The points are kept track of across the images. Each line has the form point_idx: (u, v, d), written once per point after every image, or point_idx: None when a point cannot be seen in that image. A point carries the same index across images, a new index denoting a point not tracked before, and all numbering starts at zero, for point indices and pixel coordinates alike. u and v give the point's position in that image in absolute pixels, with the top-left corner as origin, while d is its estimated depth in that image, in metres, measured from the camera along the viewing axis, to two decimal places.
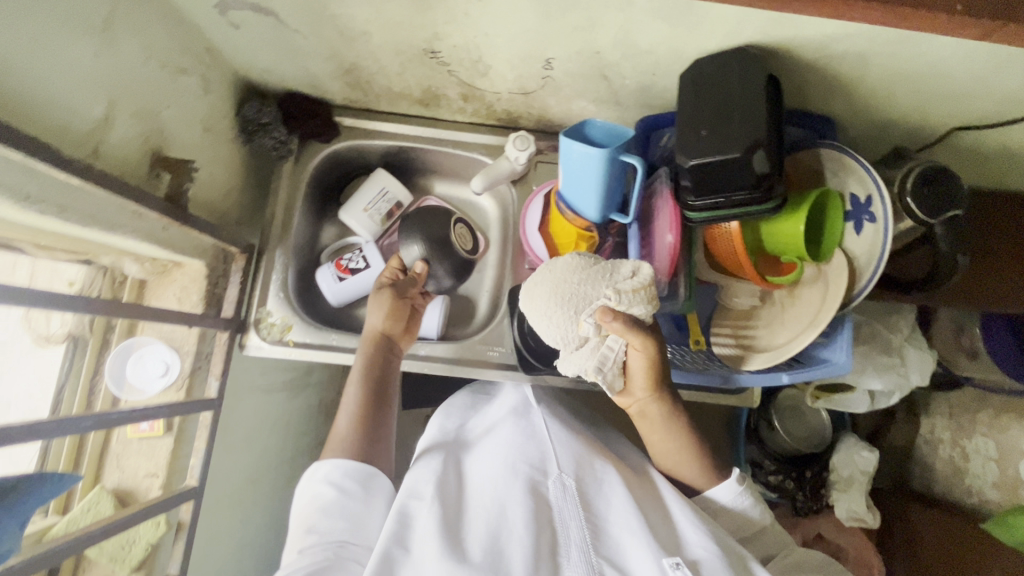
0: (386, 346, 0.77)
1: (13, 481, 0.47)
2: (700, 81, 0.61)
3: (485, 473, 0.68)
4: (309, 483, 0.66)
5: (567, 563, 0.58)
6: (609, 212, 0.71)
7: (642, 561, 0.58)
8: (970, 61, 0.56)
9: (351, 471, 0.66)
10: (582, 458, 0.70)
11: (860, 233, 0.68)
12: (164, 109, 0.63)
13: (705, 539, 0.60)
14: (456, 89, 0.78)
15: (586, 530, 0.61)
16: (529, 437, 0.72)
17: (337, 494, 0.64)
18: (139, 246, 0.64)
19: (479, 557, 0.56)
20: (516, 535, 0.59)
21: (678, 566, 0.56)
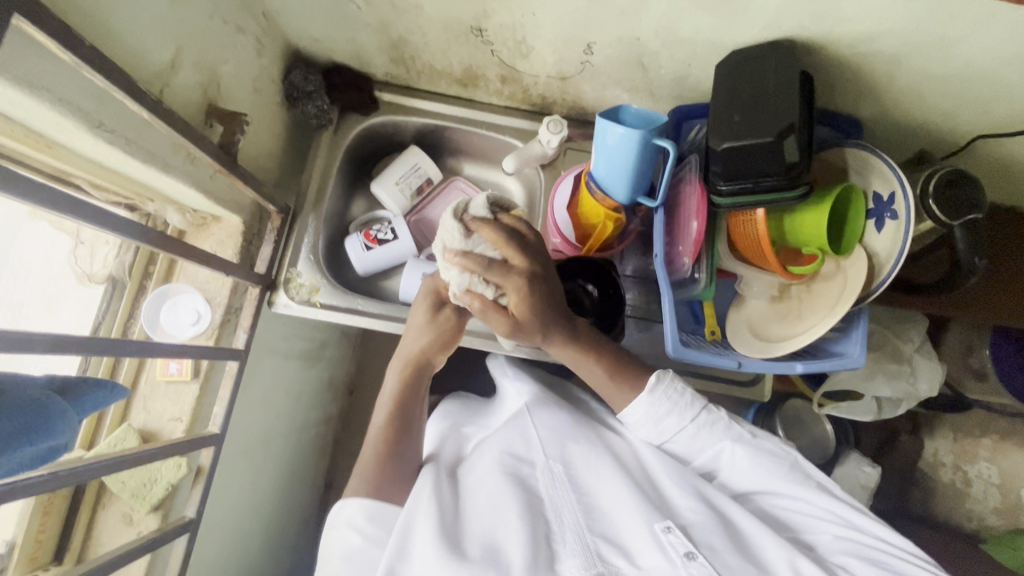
0: (423, 371, 0.77)
1: (74, 379, 0.49)
2: (737, 70, 0.64)
3: (476, 467, 0.71)
4: (334, 529, 0.65)
5: (564, 547, 0.61)
6: (637, 195, 0.73)
7: (634, 530, 0.62)
8: (997, 62, 0.59)
9: (370, 510, 0.64)
10: (569, 437, 0.73)
11: (882, 230, 0.69)
12: (222, 64, 0.66)
13: (693, 502, 0.65)
14: (496, 71, 0.81)
15: (579, 512, 0.64)
16: (513, 429, 0.75)
17: (362, 540, 0.62)
18: (187, 194, 0.67)
19: (477, 555, 0.58)
20: (511, 529, 0.61)
21: (669, 530, 0.60)
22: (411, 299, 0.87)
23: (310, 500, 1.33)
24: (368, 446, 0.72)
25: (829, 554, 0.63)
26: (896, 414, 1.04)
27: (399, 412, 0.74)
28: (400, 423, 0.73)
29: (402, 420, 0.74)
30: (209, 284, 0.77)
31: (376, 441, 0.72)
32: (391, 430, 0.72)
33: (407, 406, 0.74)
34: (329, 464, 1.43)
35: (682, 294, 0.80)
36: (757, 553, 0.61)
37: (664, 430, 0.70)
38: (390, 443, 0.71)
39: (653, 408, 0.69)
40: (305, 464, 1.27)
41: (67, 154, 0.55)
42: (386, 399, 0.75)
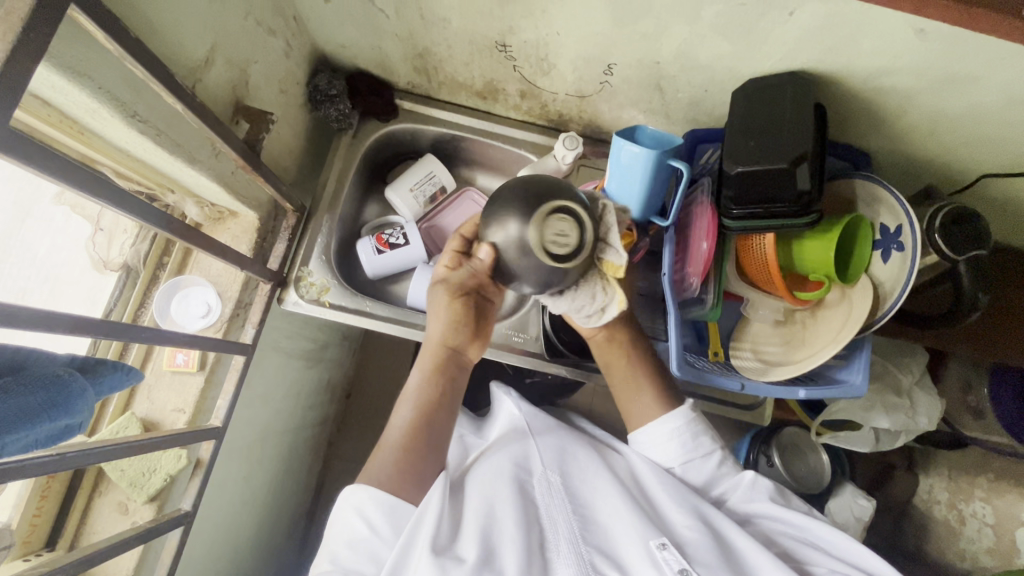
0: (450, 358, 0.74)
1: (96, 360, 0.50)
2: (753, 97, 0.66)
3: (477, 475, 0.71)
4: (341, 512, 0.64)
5: (558, 556, 0.62)
6: (649, 213, 0.74)
7: (632, 544, 0.62)
8: (1007, 102, 0.61)
9: (380, 500, 0.63)
10: (569, 448, 0.74)
11: (888, 261, 0.71)
12: (253, 63, 0.68)
13: (690, 520, 0.65)
14: (516, 85, 0.82)
15: (575, 522, 0.65)
16: (515, 443, 0.76)
17: (368, 531, 0.62)
18: (208, 187, 0.68)
19: (472, 557, 0.59)
20: (507, 535, 0.62)
21: (665, 547, 0.61)
22: (419, 304, 0.88)
23: (301, 501, 1.33)
24: (387, 437, 0.69)
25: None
26: (893, 447, 1.04)
27: (421, 402, 0.71)
28: (426, 419, 0.70)
29: (426, 410, 0.70)
30: (220, 277, 0.77)
31: (399, 430, 0.69)
32: (416, 418, 0.70)
33: (431, 395, 0.71)
34: (322, 466, 1.43)
35: (688, 313, 0.81)
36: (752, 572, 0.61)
37: (697, 446, 0.72)
38: (412, 434, 0.68)
39: (691, 427, 0.72)
40: (299, 464, 1.26)
41: (98, 141, 0.57)
42: (410, 396, 0.71)
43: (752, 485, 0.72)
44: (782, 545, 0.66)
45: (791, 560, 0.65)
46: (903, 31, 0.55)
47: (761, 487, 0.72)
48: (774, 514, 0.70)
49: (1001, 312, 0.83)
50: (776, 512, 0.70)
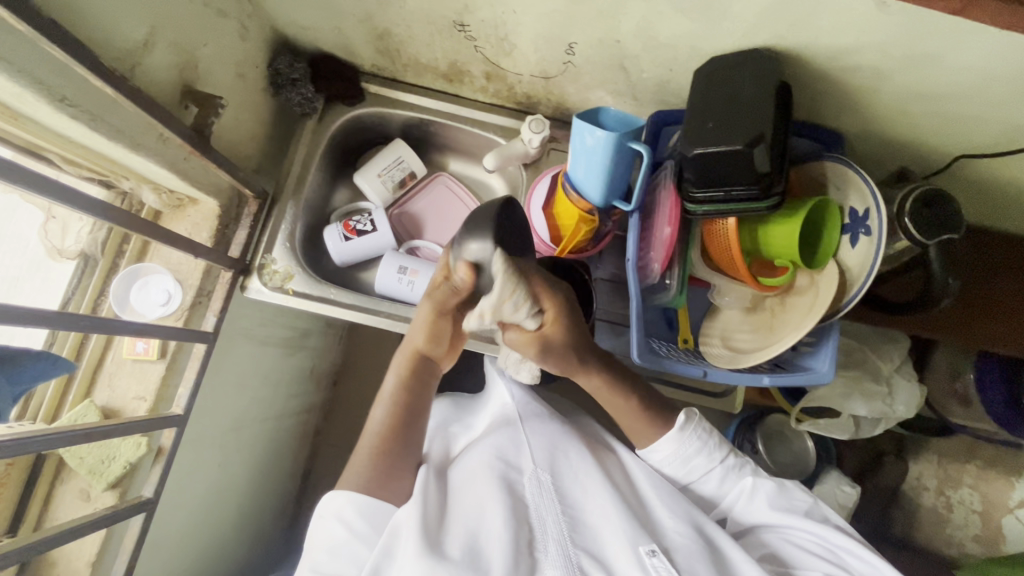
0: (424, 366, 0.76)
1: (14, 351, 0.51)
2: (712, 77, 0.63)
3: (470, 472, 0.70)
4: (322, 520, 0.65)
5: (546, 557, 0.61)
6: (612, 198, 0.72)
7: (617, 548, 0.62)
8: (975, 81, 0.58)
9: (362, 507, 0.64)
10: (558, 444, 0.74)
11: (856, 246, 0.68)
12: (202, 46, 0.67)
13: (680, 525, 0.65)
14: (481, 67, 0.80)
15: (563, 523, 0.64)
16: (505, 438, 0.74)
17: (349, 535, 0.63)
18: (161, 175, 0.68)
19: (457, 556, 0.58)
20: (494, 534, 0.61)
21: (654, 554, 0.60)
22: (388, 292, 0.88)
23: (287, 487, 1.34)
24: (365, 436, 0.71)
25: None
26: (872, 434, 1.03)
27: (398, 407, 0.73)
28: (401, 418, 0.72)
29: (402, 415, 0.73)
30: (182, 265, 0.77)
31: (375, 431, 0.71)
32: (390, 420, 0.72)
33: (407, 402, 0.73)
34: (310, 452, 1.44)
35: (655, 300, 0.80)
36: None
37: (692, 468, 0.72)
38: (388, 435, 0.71)
39: (683, 447, 0.71)
40: (283, 452, 1.27)
41: (35, 127, 0.56)
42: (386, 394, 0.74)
43: (757, 490, 0.72)
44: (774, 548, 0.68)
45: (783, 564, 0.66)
46: (863, 4, 0.52)
47: (763, 493, 0.71)
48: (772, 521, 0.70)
49: (977, 297, 0.81)
50: (777, 518, 0.70)
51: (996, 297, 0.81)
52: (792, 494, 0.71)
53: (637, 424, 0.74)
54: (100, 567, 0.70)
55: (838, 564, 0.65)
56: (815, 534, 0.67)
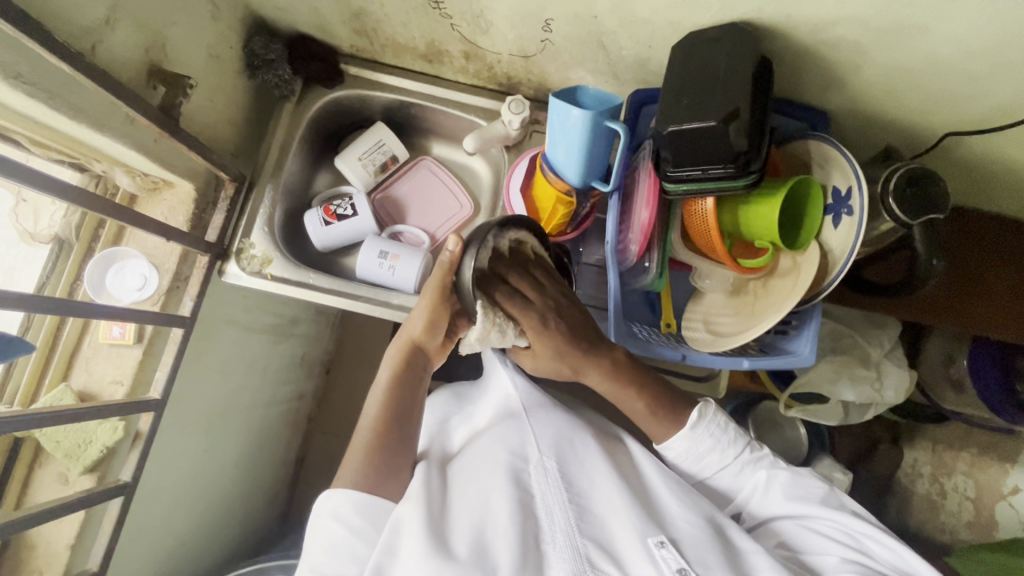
0: (418, 358, 0.75)
1: None
2: (692, 53, 0.61)
3: (476, 462, 0.69)
4: (319, 520, 0.61)
5: (553, 548, 0.60)
6: (590, 178, 0.71)
7: (628, 539, 0.61)
8: (960, 53, 0.56)
9: (362, 503, 0.61)
10: (564, 434, 0.73)
11: (838, 226, 0.67)
12: (170, 25, 0.66)
13: (690, 516, 0.65)
14: (459, 46, 0.79)
15: (571, 513, 0.63)
16: (510, 431, 0.72)
17: (349, 533, 0.59)
18: (131, 157, 0.67)
19: (465, 555, 0.57)
20: (501, 529, 0.60)
21: (662, 545, 0.60)
22: (369, 277, 0.87)
23: (279, 473, 1.34)
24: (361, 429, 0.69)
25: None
26: (860, 421, 1.02)
27: (394, 396, 0.71)
28: (398, 409, 0.70)
29: (399, 404, 0.70)
30: (158, 250, 0.76)
31: (371, 420, 0.69)
32: (386, 413, 0.69)
33: (403, 391, 0.71)
34: (302, 439, 1.44)
35: (635, 284, 0.79)
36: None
37: (705, 466, 0.72)
38: (386, 423, 0.68)
39: (693, 444, 0.71)
40: (274, 438, 1.27)
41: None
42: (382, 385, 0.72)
43: (772, 482, 0.71)
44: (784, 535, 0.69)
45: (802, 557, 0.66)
46: None
47: (777, 484, 0.71)
48: (788, 512, 0.70)
49: (965, 280, 0.80)
50: (793, 509, 0.69)
51: (986, 279, 0.80)
52: (809, 485, 0.70)
53: (645, 420, 0.73)
54: (79, 550, 0.70)
55: (858, 550, 0.64)
56: (833, 523, 0.67)
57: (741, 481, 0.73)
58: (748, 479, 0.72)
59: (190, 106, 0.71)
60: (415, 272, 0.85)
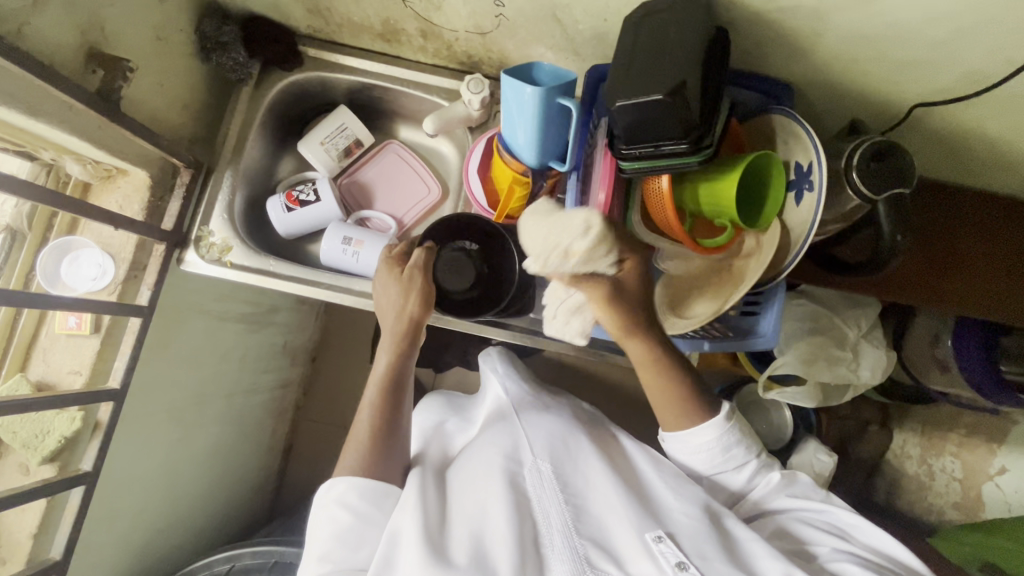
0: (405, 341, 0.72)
1: None
2: (638, 27, 0.59)
3: (473, 465, 0.68)
4: (323, 508, 0.64)
5: (552, 551, 0.59)
6: (546, 158, 0.70)
7: (624, 533, 0.60)
8: (919, 17, 0.54)
9: (364, 490, 0.64)
10: (560, 436, 0.72)
11: (800, 204, 0.66)
12: (107, 7, 0.64)
13: (687, 507, 0.63)
14: (414, 24, 0.76)
15: (568, 513, 0.62)
16: (502, 430, 0.73)
17: (353, 519, 0.62)
18: (76, 144, 0.66)
19: (464, 561, 0.56)
20: (498, 533, 0.59)
21: (660, 540, 0.58)
22: (333, 263, 0.85)
23: (265, 461, 1.35)
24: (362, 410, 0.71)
25: (832, 562, 0.61)
26: (838, 403, 1.00)
27: (380, 402, 0.71)
28: (387, 414, 0.70)
29: (387, 405, 0.71)
30: (113, 239, 0.76)
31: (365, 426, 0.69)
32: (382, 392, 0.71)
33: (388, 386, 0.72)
34: (289, 427, 1.44)
35: None
36: (754, 564, 0.58)
37: (727, 458, 0.69)
38: (377, 427, 0.69)
39: (724, 437, 0.68)
40: (256, 426, 1.28)
41: None
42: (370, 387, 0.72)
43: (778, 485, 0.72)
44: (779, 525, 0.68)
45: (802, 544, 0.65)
46: None
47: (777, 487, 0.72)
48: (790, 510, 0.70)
49: (939, 257, 0.78)
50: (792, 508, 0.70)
51: (961, 255, 0.77)
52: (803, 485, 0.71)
53: (664, 407, 0.69)
54: (42, 538, 0.71)
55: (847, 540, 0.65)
56: (825, 518, 0.68)
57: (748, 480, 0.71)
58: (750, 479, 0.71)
59: (136, 89, 0.70)
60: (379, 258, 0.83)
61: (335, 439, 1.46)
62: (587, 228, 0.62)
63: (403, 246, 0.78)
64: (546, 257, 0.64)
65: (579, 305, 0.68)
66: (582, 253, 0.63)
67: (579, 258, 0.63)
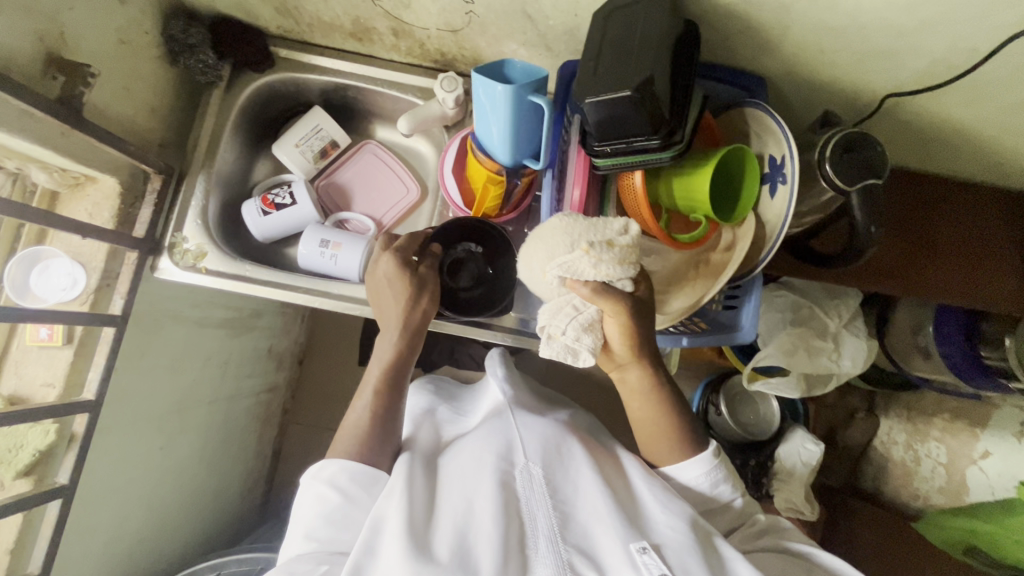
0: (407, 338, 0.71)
1: None
2: (610, 22, 0.58)
3: (458, 463, 0.67)
4: (312, 483, 0.64)
5: (537, 554, 0.58)
6: (521, 156, 0.70)
7: (609, 543, 0.59)
8: (886, 8, 0.54)
9: (354, 474, 0.64)
10: (552, 440, 0.70)
11: (775, 197, 0.66)
12: (67, 11, 0.63)
13: (673, 520, 0.62)
14: (385, 23, 0.75)
15: (555, 518, 0.60)
16: (496, 429, 0.71)
17: (341, 500, 0.63)
18: (38, 152, 0.64)
19: (447, 558, 0.55)
20: (484, 532, 0.57)
21: (644, 551, 0.57)
22: (312, 266, 0.84)
23: (252, 467, 1.34)
24: (361, 397, 0.70)
25: None
26: (822, 393, 1.01)
27: (380, 395, 0.70)
28: (384, 404, 0.69)
29: (386, 396, 0.70)
30: (83, 248, 0.74)
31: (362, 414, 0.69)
32: (382, 385, 0.70)
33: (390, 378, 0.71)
34: (277, 432, 1.43)
35: None
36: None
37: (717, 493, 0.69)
38: (375, 416, 0.68)
39: (712, 472, 0.68)
40: (242, 432, 1.26)
41: None
42: (370, 379, 0.71)
43: (764, 531, 0.70)
44: (770, 559, 0.65)
45: None
46: None
47: (763, 532, 0.70)
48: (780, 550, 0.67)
49: (916, 247, 0.78)
50: (782, 547, 0.67)
51: (936, 243, 0.78)
52: (785, 530, 0.70)
53: (659, 428, 0.70)
54: (20, 553, 0.70)
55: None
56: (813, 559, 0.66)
57: (731, 517, 0.70)
58: (734, 515, 0.70)
59: (99, 93, 0.68)
60: (357, 260, 0.82)
61: (325, 442, 1.45)
62: (625, 234, 0.56)
63: (404, 241, 0.74)
64: (576, 258, 0.56)
65: (591, 320, 0.61)
66: (615, 262, 0.56)
67: (610, 266, 0.56)
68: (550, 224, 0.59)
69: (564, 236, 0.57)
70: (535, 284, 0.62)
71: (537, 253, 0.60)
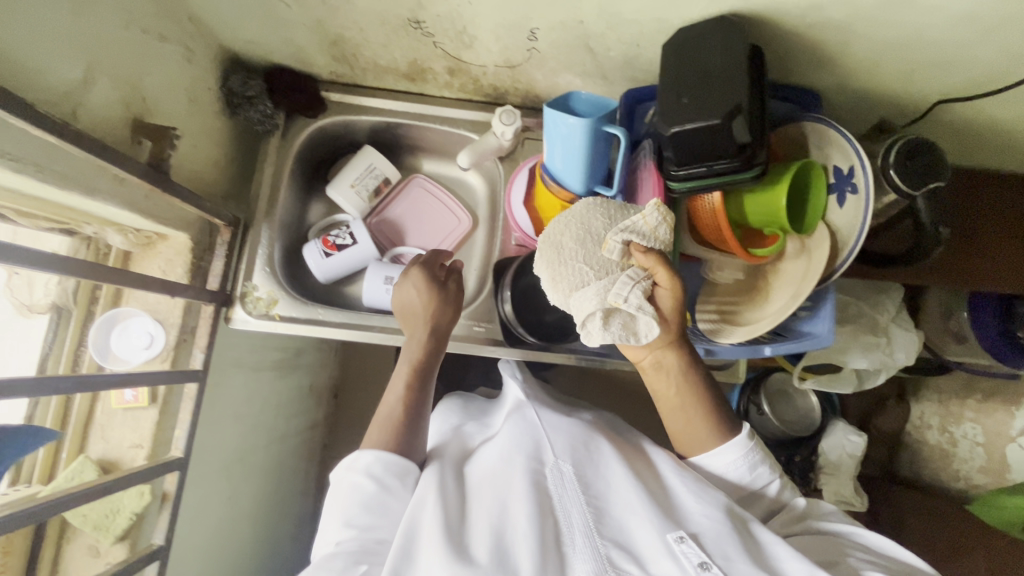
0: (434, 338, 0.73)
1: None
2: (682, 52, 0.61)
3: (486, 468, 0.66)
4: (348, 475, 0.63)
5: (573, 550, 0.56)
6: (594, 184, 0.72)
7: (644, 532, 0.57)
8: (948, 23, 0.57)
9: (390, 464, 0.63)
10: (580, 438, 0.69)
11: (843, 206, 0.68)
12: (147, 76, 0.64)
13: (707, 509, 0.59)
14: (443, 63, 0.77)
15: (588, 513, 0.59)
16: (522, 430, 0.70)
17: (377, 489, 0.61)
18: (121, 215, 0.65)
19: (485, 559, 0.53)
20: (520, 531, 0.56)
21: (682, 540, 0.55)
22: (376, 304, 0.85)
23: (302, 506, 1.33)
24: (392, 392, 0.69)
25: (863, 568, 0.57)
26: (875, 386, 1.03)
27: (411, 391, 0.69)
28: (414, 400, 0.68)
29: (414, 392, 0.69)
30: (160, 305, 0.75)
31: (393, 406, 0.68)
32: (413, 383, 0.70)
33: (420, 376, 0.70)
34: (319, 468, 1.42)
35: None
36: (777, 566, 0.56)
37: (755, 477, 0.66)
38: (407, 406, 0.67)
39: (748, 454, 0.65)
40: (293, 471, 1.25)
41: None
42: (399, 375, 0.70)
43: (802, 514, 0.68)
44: (811, 543, 0.63)
45: (832, 552, 0.60)
46: None
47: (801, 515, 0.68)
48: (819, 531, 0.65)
49: (961, 239, 0.80)
50: (819, 529, 0.65)
51: (980, 234, 0.81)
52: (824, 513, 0.69)
53: (695, 415, 0.67)
54: None
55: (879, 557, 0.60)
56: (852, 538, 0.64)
57: (766, 502, 0.68)
58: (771, 501, 0.68)
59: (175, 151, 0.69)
60: None
61: None
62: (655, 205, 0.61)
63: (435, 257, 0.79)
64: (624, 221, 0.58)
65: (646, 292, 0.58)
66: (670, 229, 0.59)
67: (667, 231, 0.59)
68: (580, 208, 0.60)
69: (598, 212, 0.59)
70: (582, 257, 0.57)
71: (572, 237, 0.58)
